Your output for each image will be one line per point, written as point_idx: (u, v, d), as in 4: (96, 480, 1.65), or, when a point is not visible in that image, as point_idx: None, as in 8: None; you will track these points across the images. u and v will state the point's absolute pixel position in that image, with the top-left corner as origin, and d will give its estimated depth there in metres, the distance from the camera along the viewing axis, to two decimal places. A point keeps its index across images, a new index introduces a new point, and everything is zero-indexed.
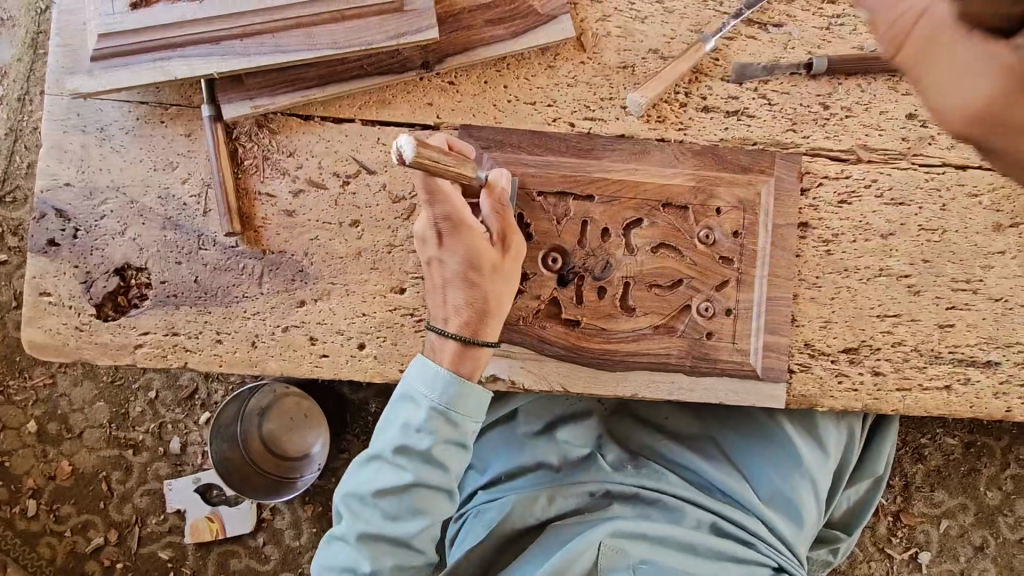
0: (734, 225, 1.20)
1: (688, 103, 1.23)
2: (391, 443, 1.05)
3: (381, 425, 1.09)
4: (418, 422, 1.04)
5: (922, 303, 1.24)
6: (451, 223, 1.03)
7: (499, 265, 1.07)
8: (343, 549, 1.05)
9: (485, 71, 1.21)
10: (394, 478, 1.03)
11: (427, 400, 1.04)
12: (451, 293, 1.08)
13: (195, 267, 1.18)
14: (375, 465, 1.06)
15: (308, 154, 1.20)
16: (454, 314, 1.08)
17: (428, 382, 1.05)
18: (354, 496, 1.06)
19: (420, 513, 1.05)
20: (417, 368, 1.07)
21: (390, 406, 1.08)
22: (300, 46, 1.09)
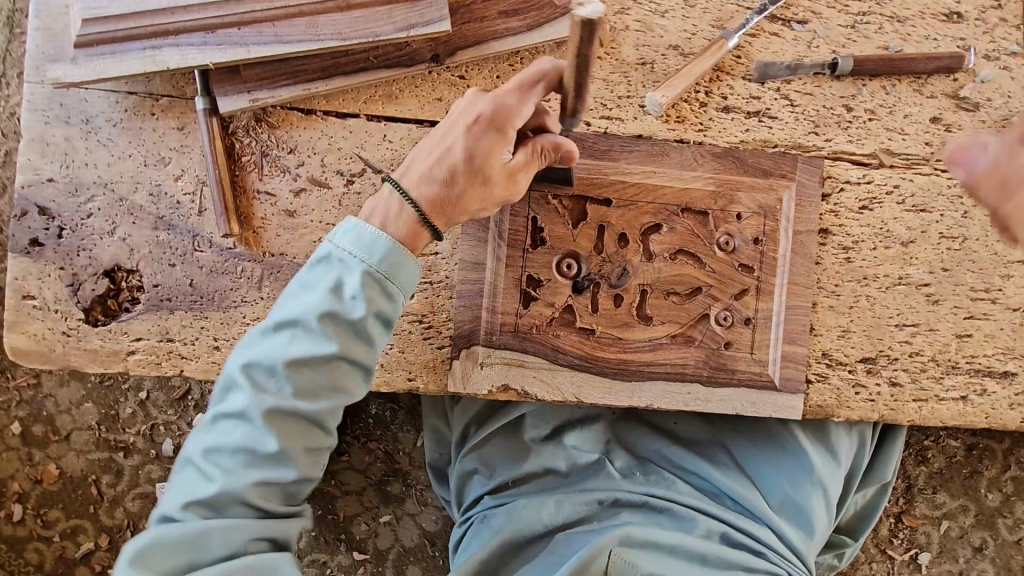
0: (755, 231, 1.16)
1: (708, 102, 1.18)
2: (298, 324, 0.87)
3: (290, 292, 0.90)
4: (338, 294, 0.87)
5: (941, 313, 1.22)
6: (499, 116, 0.91)
7: (491, 188, 0.94)
8: (207, 470, 0.86)
9: (497, 65, 1.15)
10: (290, 372, 0.86)
11: (363, 256, 0.88)
12: (444, 151, 0.93)
13: (190, 270, 1.11)
14: (268, 351, 0.87)
15: (310, 151, 1.13)
16: (440, 160, 0.92)
17: (367, 238, 0.89)
18: (233, 397, 0.87)
19: (304, 432, 0.88)
20: (359, 221, 0.90)
21: (306, 271, 0.90)
22: (302, 36, 1.02)
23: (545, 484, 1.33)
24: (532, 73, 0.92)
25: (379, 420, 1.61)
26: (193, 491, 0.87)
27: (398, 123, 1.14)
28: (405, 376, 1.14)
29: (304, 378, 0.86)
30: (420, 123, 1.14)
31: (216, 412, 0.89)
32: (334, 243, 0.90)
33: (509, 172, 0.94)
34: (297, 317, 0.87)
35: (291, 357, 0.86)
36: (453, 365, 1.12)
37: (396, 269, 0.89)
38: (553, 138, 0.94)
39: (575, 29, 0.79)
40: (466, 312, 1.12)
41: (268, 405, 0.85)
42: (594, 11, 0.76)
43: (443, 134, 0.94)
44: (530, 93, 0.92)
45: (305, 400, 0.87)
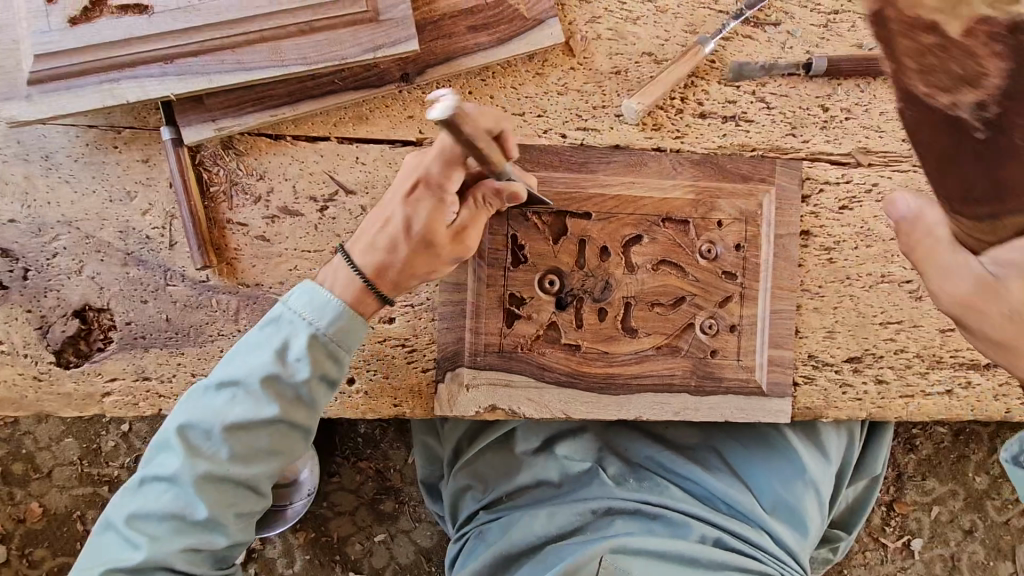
0: (736, 237, 1.15)
1: (685, 109, 1.17)
2: (239, 387, 0.86)
3: (234, 351, 0.89)
4: (282, 357, 0.87)
5: (924, 309, 1.23)
6: (431, 184, 0.89)
7: (438, 250, 0.92)
8: (130, 534, 0.85)
9: (469, 80, 1.13)
10: (228, 437, 0.85)
11: (312, 319, 0.88)
12: (386, 220, 0.91)
13: (164, 306, 1.08)
14: (206, 414, 0.85)
15: (281, 177, 1.10)
16: (382, 228, 0.91)
17: (318, 302, 0.89)
18: (165, 461, 0.86)
19: (238, 497, 0.87)
20: (313, 284, 0.90)
21: (253, 331, 0.89)
22: (265, 63, 0.99)
23: (538, 496, 1.31)
24: (454, 134, 0.84)
25: (369, 439, 1.59)
26: (116, 552, 0.85)
27: (371, 145, 1.12)
28: (390, 401, 1.12)
29: (243, 444, 0.86)
30: (393, 144, 1.12)
31: (144, 474, 0.87)
32: (285, 303, 0.89)
33: (455, 232, 0.92)
34: (239, 380, 0.86)
35: (229, 422, 0.85)
36: (439, 388, 1.11)
37: (341, 332, 0.89)
38: (494, 186, 0.90)
39: (430, 123, 0.70)
40: (449, 333, 1.10)
41: (202, 470, 0.84)
42: (445, 110, 0.67)
43: (387, 201, 0.93)
44: (455, 158, 0.86)
45: (242, 464, 0.86)
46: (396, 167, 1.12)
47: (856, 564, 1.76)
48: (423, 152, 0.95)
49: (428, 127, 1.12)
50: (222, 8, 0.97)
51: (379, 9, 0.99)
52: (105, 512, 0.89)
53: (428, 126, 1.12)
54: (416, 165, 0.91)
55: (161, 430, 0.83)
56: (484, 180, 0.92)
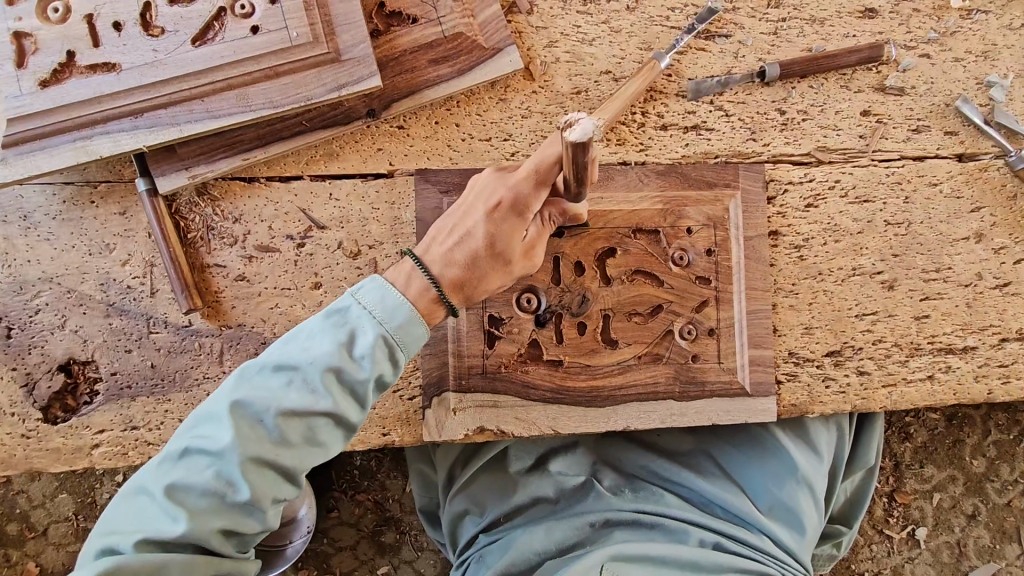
0: (707, 242, 1.18)
1: (646, 123, 1.21)
2: (300, 375, 0.86)
3: (295, 335, 0.89)
4: (347, 349, 0.87)
5: (897, 298, 1.25)
6: (519, 203, 0.93)
7: (512, 266, 0.97)
8: (167, 506, 0.82)
9: (434, 111, 1.16)
10: (282, 423, 0.85)
11: (382, 317, 0.89)
12: (465, 236, 0.94)
13: (148, 354, 1.09)
14: (263, 394, 0.85)
15: (257, 218, 1.12)
16: (461, 243, 0.94)
17: (390, 299, 0.90)
18: (211, 434, 0.84)
19: (277, 483, 0.87)
20: (383, 282, 0.92)
21: (318, 318, 0.89)
22: (233, 109, 1.02)
23: (536, 515, 1.31)
24: (553, 155, 0.90)
25: (365, 470, 1.59)
26: (148, 523, 0.83)
27: (343, 181, 1.14)
28: (379, 431, 1.13)
29: (293, 432, 0.86)
30: (366, 177, 1.15)
31: (187, 446, 0.84)
32: (355, 297, 0.90)
33: (528, 252, 0.99)
34: (301, 366, 0.86)
35: (286, 408, 0.85)
36: (426, 414, 1.11)
37: (410, 329, 0.90)
38: (561, 207, 1.00)
39: (569, 146, 0.80)
40: (432, 359, 1.11)
41: (251, 452, 0.83)
42: (582, 133, 0.78)
43: (462, 218, 0.95)
44: (546, 180, 0.93)
45: (289, 453, 0.86)
46: (369, 201, 1.15)
47: (863, 558, 1.76)
48: (492, 170, 0.98)
49: (398, 159, 1.15)
50: (188, 61, 1.01)
51: (340, 50, 1.03)
52: (136, 477, 0.86)
53: (398, 158, 1.15)
54: (499, 185, 0.95)
55: (215, 409, 0.81)
56: (549, 202, 1.01)
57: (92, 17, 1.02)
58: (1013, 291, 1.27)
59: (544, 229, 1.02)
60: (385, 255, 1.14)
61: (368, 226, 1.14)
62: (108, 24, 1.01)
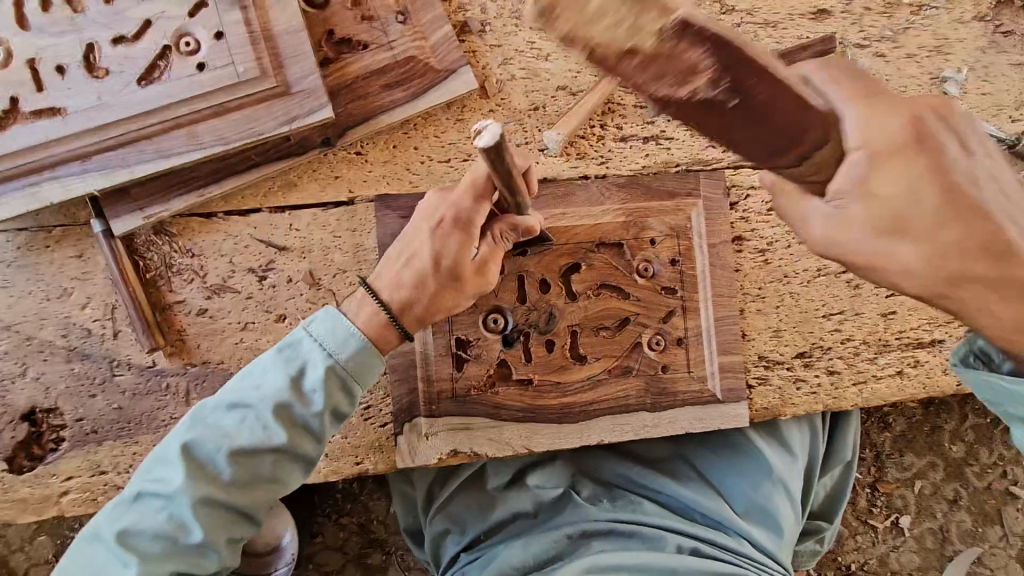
0: (671, 253, 1.18)
1: (606, 135, 1.21)
2: (252, 413, 0.86)
3: (248, 374, 0.90)
4: (298, 384, 0.88)
5: (863, 296, 1.26)
6: (459, 218, 0.92)
7: (462, 283, 0.95)
8: (120, 551, 0.82)
9: (392, 135, 1.16)
10: (234, 461, 0.85)
11: (333, 350, 0.90)
12: (413, 256, 0.94)
13: (113, 397, 1.08)
14: (215, 433, 0.85)
15: (217, 254, 1.11)
16: (408, 265, 0.94)
17: (343, 331, 0.91)
18: (163, 476, 0.84)
19: (232, 522, 0.87)
20: (336, 313, 0.92)
21: (269, 354, 0.90)
22: (183, 148, 1.01)
23: (515, 530, 1.30)
24: (483, 169, 0.90)
25: (348, 494, 1.58)
26: (101, 570, 0.82)
27: (303, 210, 1.13)
28: (353, 460, 1.13)
29: (246, 470, 0.86)
30: (326, 206, 1.14)
31: (141, 488, 0.85)
32: (307, 330, 0.91)
33: (479, 268, 0.95)
34: (253, 403, 0.87)
35: (238, 446, 0.85)
36: (399, 440, 1.11)
37: (361, 362, 0.91)
38: (510, 222, 0.95)
39: (484, 154, 0.74)
40: (402, 386, 1.11)
41: (204, 491, 0.84)
42: (490, 137, 0.72)
43: (410, 238, 0.96)
44: (485, 194, 0.92)
45: (243, 491, 0.87)
46: (331, 229, 1.14)
47: (849, 549, 1.77)
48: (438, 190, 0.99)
49: (357, 186, 1.15)
50: (135, 102, 0.99)
51: (289, 82, 1.02)
52: (92, 522, 0.86)
53: (357, 185, 1.15)
54: (440, 203, 0.95)
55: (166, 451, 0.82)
56: (498, 220, 0.96)
57: (34, 61, 1.00)
58: None
59: (499, 247, 0.97)
60: (350, 283, 1.14)
61: (330, 255, 1.14)
62: (51, 67, 1.00)
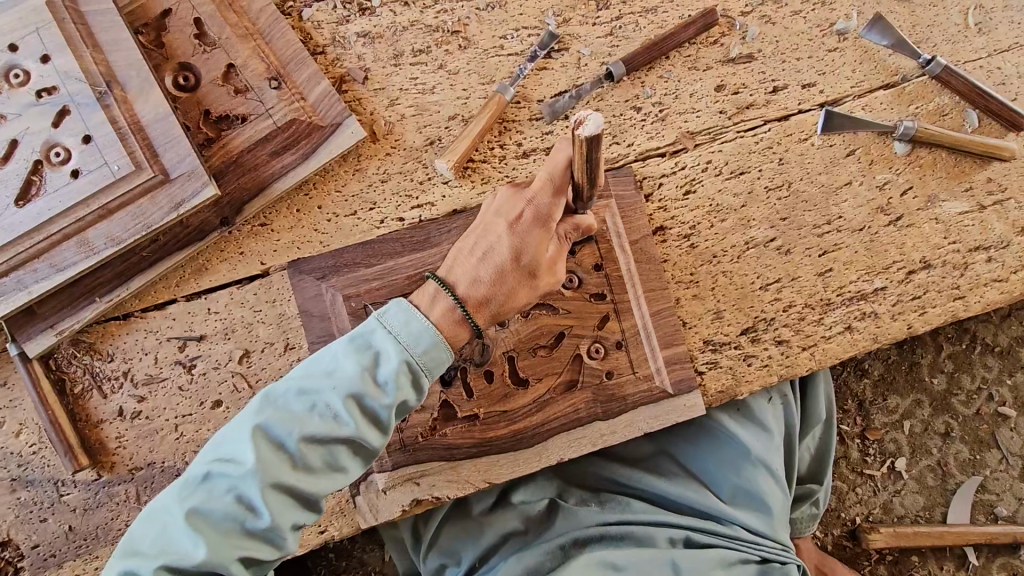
0: (593, 258, 1.17)
1: (507, 154, 1.20)
2: (322, 400, 0.82)
3: (317, 360, 0.86)
4: (370, 375, 0.84)
5: (795, 260, 1.25)
6: (541, 212, 0.92)
7: (537, 281, 0.95)
8: (185, 530, 0.78)
9: (293, 199, 1.14)
10: (305, 449, 0.82)
11: (405, 343, 0.86)
12: (491, 252, 0.92)
13: (64, 517, 1.07)
14: (285, 419, 0.82)
15: (140, 353, 1.10)
16: (486, 260, 0.92)
17: (415, 324, 0.87)
18: (234, 455, 0.80)
19: (297, 508, 0.84)
20: (407, 305, 0.89)
21: (341, 343, 0.86)
22: (77, 257, 1.00)
23: (508, 551, 1.25)
24: (565, 160, 0.90)
25: (341, 551, 1.56)
26: (168, 547, 0.78)
27: (218, 292, 1.12)
28: (317, 529, 1.12)
29: (316, 458, 0.83)
30: (240, 283, 1.13)
31: (209, 468, 0.80)
32: (379, 321, 0.87)
33: (551, 268, 0.96)
34: (323, 391, 0.83)
35: (308, 434, 0.81)
36: (358, 501, 1.11)
37: (431, 348, 0.87)
38: (574, 222, 0.99)
39: (582, 143, 0.81)
40: None
41: (275, 476, 0.80)
42: (595, 126, 0.78)
43: (484, 234, 0.94)
44: (563, 185, 0.92)
45: (310, 479, 0.83)
46: (249, 305, 1.13)
47: (852, 502, 1.75)
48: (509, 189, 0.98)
49: (267, 256, 1.13)
50: (18, 223, 0.99)
51: (167, 170, 1.01)
52: (157, 498, 0.82)
53: (268, 256, 1.13)
54: (517, 198, 0.94)
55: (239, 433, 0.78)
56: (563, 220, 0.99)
57: None
58: (908, 223, 1.28)
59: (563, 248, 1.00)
60: (279, 355, 1.13)
61: (255, 331, 1.13)
62: None
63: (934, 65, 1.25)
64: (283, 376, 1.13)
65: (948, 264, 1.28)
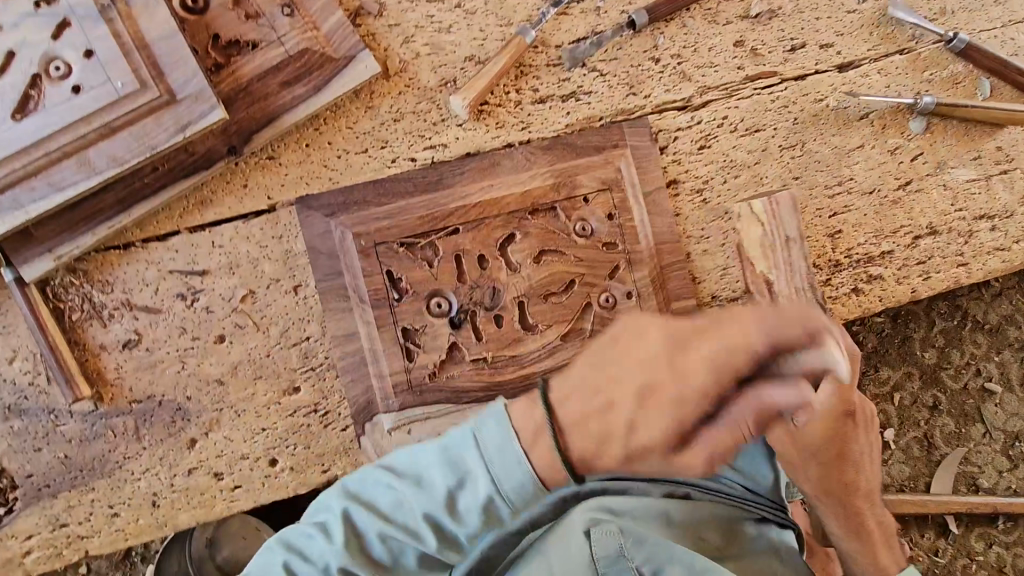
0: (606, 207, 1.16)
1: (522, 100, 1.18)
2: (405, 533, 0.73)
3: (408, 456, 0.76)
4: (450, 503, 0.72)
5: (806, 220, 1.26)
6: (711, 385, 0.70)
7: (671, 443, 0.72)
8: None
9: (301, 134, 1.11)
10: (380, 552, 0.74)
11: (497, 479, 0.70)
12: (615, 430, 0.70)
13: (59, 448, 1.05)
14: (369, 528, 0.75)
15: (140, 284, 1.07)
16: (609, 436, 0.70)
17: (510, 453, 0.70)
18: (310, 543, 0.76)
19: None
20: (505, 419, 0.71)
21: (432, 449, 0.74)
22: (76, 177, 0.96)
23: None
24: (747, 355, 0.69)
25: None
26: None
27: (223, 225, 1.09)
28: (320, 469, 1.11)
29: (393, 559, 0.75)
30: (246, 217, 1.10)
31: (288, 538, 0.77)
32: (475, 440, 0.72)
33: (710, 461, 0.73)
34: (402, 501, 0.74)
35: (384, 552, 0.75)
36: (362, 442, 1.10)
37: (533, 491, 0.70)
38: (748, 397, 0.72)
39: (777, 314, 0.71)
40: (356, 386, 1.09)
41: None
42: None
43: (609, 381, 0.70)
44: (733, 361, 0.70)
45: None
46: (255, 239, 1.10)
47: None
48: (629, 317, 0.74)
49: (274, 191, 1.10)
50: (16, 138, 0.95)
51: (173, 91, 0.97)
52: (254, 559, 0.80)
53: (275, 191, 1.10)
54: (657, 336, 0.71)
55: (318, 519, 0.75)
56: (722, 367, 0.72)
57: None
58: (916, 189, 1.28)
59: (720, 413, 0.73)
60: (284, 293, 1.10)
61: (261, 267, 1.10)
62: None
63: (959, 42, 1.25)
64: (288, 313, 1.10)
65: (953, 231, 1.30)
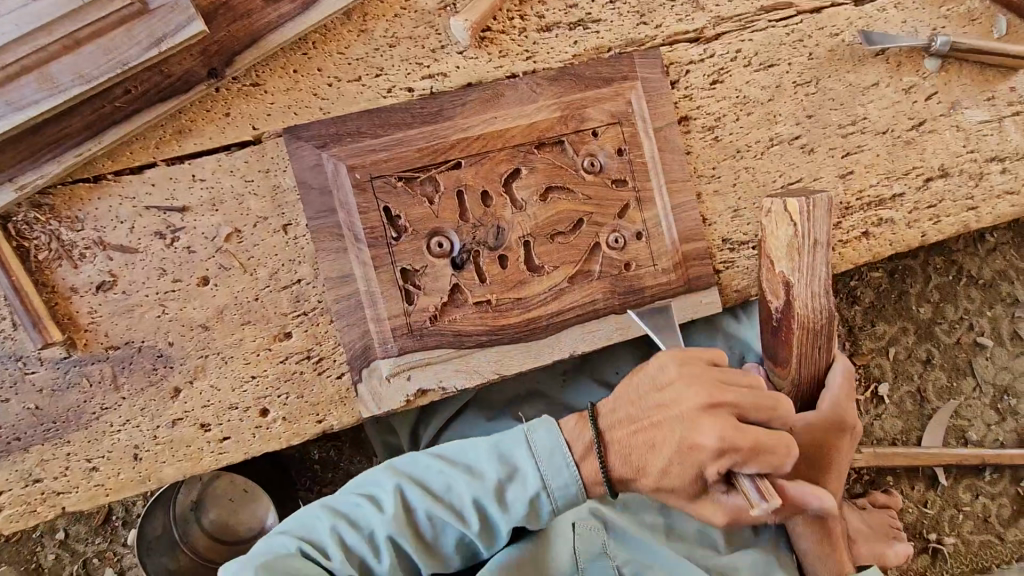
0: (615, 142, 1.10)
1: (527, 27, 1.10)
2: (454, 514, 0.87)
3: (462, 450, 0.92)
4: (502, 491, 0.87)
5: (818, 160, 1.21)
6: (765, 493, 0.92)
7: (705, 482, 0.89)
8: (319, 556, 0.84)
9: (288, 58, 1.02)
10: (428, 497, 0.87)
11: (547, 480, 0.88)
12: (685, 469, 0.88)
13: (28, 399, 0.97)
14: (422, 473, 0.90)
15: (113, 220, 0.98)
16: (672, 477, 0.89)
17: (557, 455, 0.89)
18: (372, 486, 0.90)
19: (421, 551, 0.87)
20: (554, 428, 0.90)
21: (485, 444, 0.91)
22: (38, 95, 0.86)
23: None
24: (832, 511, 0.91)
25: None
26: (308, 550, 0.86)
27: (204, 157, 1.00)
28: (314, 419, 1.05)
29: (439, 503, 0.87)
30: (229, 148, 1.01)
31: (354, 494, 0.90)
32: (526, 446, 0.90)
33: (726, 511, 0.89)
34: (458, 480, 0.88)
35: (436, 501, 0.87)
36: (359, 389, 1.03)
37: (574, 493, 0.89)
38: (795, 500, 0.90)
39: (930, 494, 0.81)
40: (353, 331, 1.02)
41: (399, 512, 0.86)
42: None
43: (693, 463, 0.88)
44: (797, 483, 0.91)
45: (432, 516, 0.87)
46: (239, 173, 1.01)
47: None
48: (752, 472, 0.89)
49: (260, 120, 1.01)
50: None
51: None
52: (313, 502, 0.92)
53: (261, 120, 1.01)
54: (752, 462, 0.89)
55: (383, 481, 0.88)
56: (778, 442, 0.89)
57: None
58: (928, 129, 1.25)
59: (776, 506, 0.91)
60: (273, 232, 1.03)
61: (246, 203, 1.02)
62: None
63: None
64: (277, 253, 1.03)
65: (964, 174, 1.27)
